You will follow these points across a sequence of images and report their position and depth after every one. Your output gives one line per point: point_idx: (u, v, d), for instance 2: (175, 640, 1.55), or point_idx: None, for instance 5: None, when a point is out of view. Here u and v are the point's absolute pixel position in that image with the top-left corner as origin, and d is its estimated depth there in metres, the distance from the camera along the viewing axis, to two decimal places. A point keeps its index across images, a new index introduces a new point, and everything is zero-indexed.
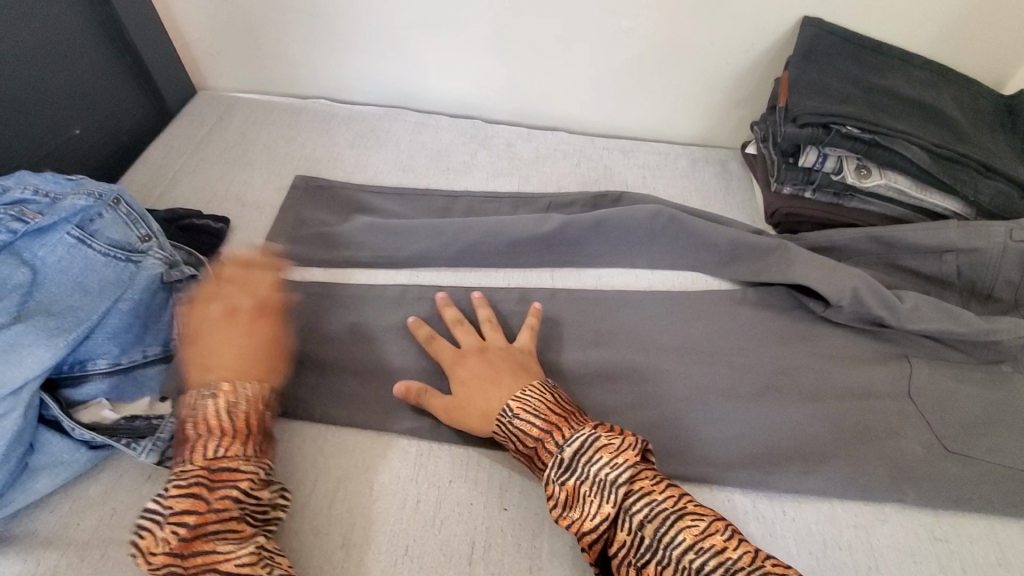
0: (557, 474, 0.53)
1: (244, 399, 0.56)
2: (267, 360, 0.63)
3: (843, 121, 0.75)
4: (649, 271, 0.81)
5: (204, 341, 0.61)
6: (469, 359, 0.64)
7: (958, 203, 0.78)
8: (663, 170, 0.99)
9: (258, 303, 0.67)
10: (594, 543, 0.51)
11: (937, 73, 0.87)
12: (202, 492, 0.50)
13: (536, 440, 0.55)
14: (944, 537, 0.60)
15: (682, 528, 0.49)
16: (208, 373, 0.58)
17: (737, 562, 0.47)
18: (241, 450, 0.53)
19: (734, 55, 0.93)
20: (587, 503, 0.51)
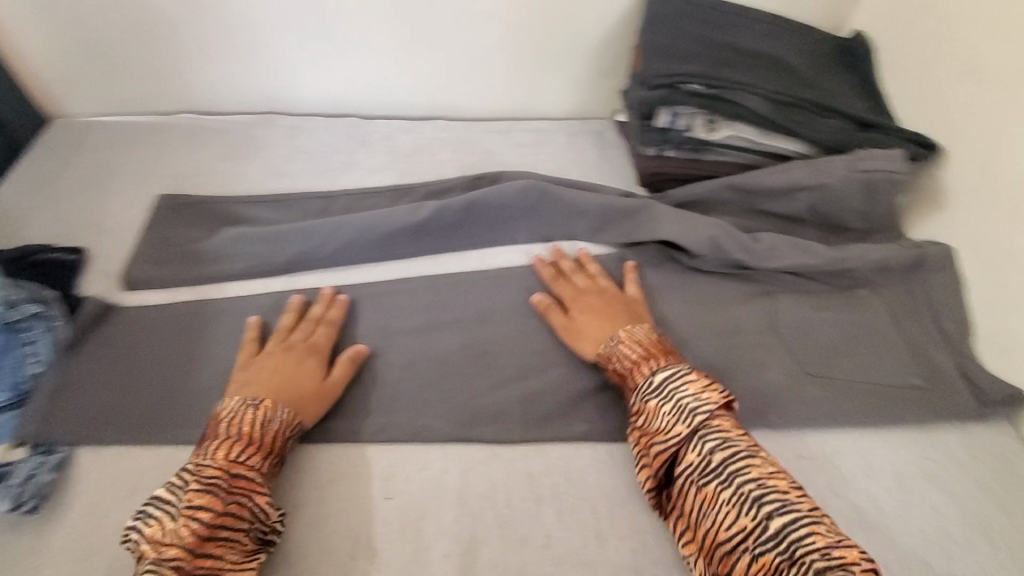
0: (647, 395, 0.60)
1: (275, 415, 0.58)
2: (308, 395, 0.61)
3: (685, 80, 0.80)
4: (529, 246, 0.82)
5: (264, 359, 0.64)
6: (588, 298, 0.72)
7: (802, 143, 0.82)
8: (542, 146, 1.01)
9: (318, 336, 0.68)
10: (663, 457, 0.57)
11: (777, 25, 0.91)
12: (218, 492, 0.51)
13: (632, 363, 0.63)
14: (807, 454, 0.64)
15: (750, 462, 0.53)
16: (249, 389, 0.60)
17: (797, 505, 0.50)
18: (260, 462, 0.55)
19: (591, 26, 0.96)
20: (665, 420, 0.58)
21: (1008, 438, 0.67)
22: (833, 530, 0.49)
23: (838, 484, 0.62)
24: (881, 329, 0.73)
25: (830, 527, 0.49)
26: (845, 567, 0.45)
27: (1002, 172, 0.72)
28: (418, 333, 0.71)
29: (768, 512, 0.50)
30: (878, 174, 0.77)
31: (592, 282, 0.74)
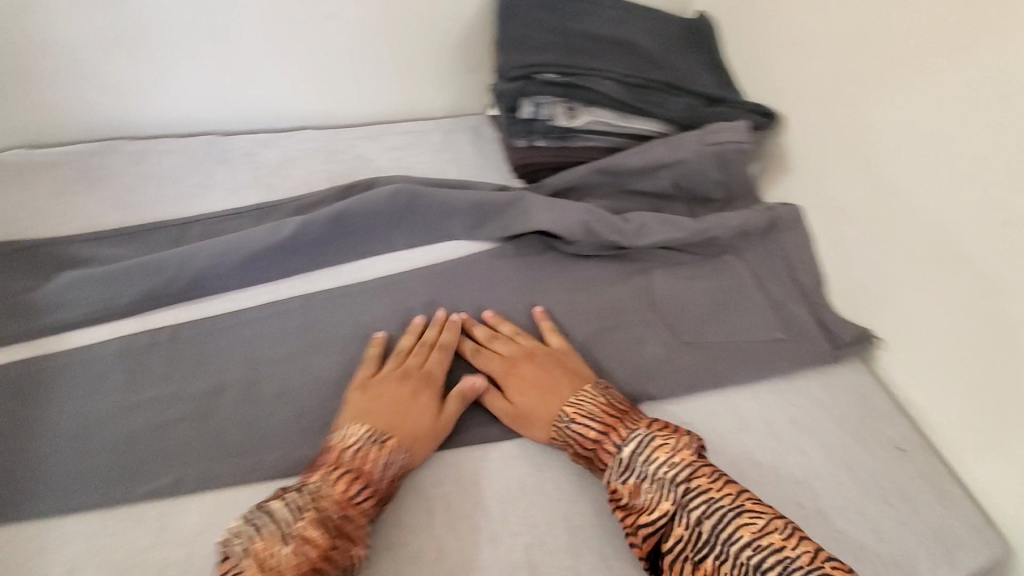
0: (616, 472, 0.57)
1: (395, 456, 0.57)
2: (427, 432, 0.60)
3: (541, 69, 0.82)
4: (407, 251, 0.80)
5: (373, 390, 0.62)
6: (523, 366, 0.66)
7: (658, 123, 0.86)
8: (418, 148, 0.99)
9: (432, 363, 0.66)
10: (649, 538, 0.54)
11: (628, 11, 0.95)
12: (331, 528, 0.51)
13: (593, 443, 0.59)
14: (689, 420, 0.67)
15: (739, 526, 0.51)
16: (368, 418, 0.60)
17: (797, 561, 0.49)
18: (371, 508, 0.54)
19: (448, 22, 0.95)
20: (647, 495, 0.55)
21: (860, 375, 0.73)
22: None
23: (718, 444, 0.66)
24: (746, 291, 0.78)
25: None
26: None
27: (828, 132, 0.78)
28: (293, 357, 0.68)
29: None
30: (728, 146, 0.82)
31: (519, 347, 0.69)
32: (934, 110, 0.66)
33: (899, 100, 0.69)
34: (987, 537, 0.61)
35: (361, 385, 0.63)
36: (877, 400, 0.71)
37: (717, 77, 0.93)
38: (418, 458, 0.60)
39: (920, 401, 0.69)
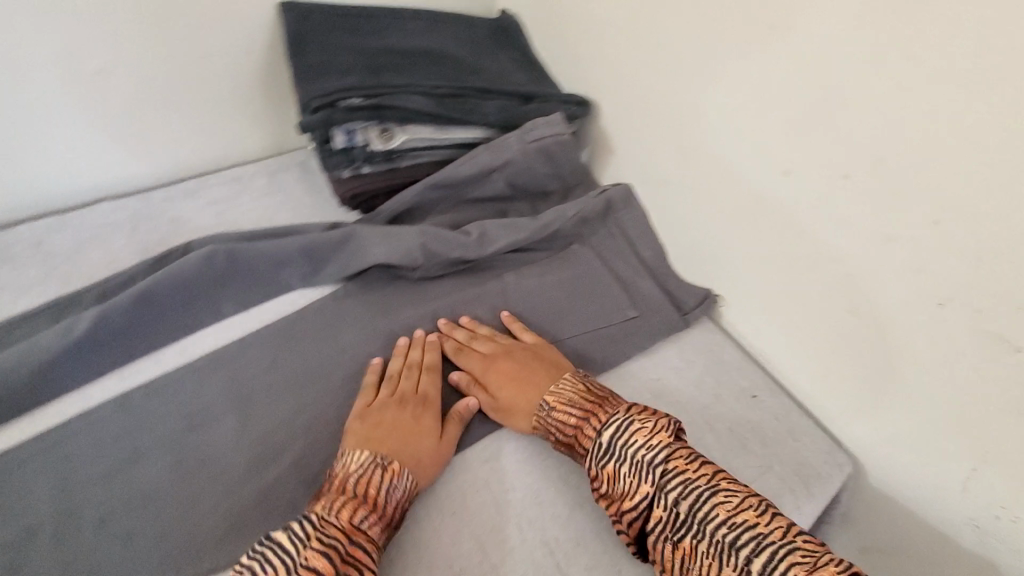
0: (600, 459, 0.57)
1: (402, 479, 0.56)
2: (430, 453, 0.61)
3: (343, 95, 0.77)
4: (240, 316, 0.75)
5: (374, 418, 0.62)
6: (506, 359, 0.68)
7: (479, 129, 0.85)
8: (241, 197, 0.91)
9: (425, 385, 0.67)
10: (636, 521, 0.54)
11: (432, 17, 0.92)
12: (336, 555, 0.48)
13: (579, 422, 0.61)
14: None
15: (716, 504, 0.50)
16: (370, 444, 0.59)
17: (771, 536, 0.47)
18: (377, 534, 0.52)
19: (241, 56, 0.88)
20: (625, 482, 0.55)
21: (711, 334, 0.77)
22: (814, 554, 0.46)
23: None
24: (596, 278, 0.79)
25: (808, 548, 0.47)
26: None
27: (635, 111, 0.80)
28: (113, 470, 0.61)
29: (749, 554, 0.47)
30: (548, 140, 0.83)
31: (497, 345, 0.70)
32: (708, 77, 0.68)
33: (681, 72, 0.71)
34: (837, 461, 0.66)
35: (359, 415, 0.63)
36: (728, 354, 0.75)
37: (530, 70, 0.94)
38: (428, 478, 0.60)
39: (762, 347, 0.74)
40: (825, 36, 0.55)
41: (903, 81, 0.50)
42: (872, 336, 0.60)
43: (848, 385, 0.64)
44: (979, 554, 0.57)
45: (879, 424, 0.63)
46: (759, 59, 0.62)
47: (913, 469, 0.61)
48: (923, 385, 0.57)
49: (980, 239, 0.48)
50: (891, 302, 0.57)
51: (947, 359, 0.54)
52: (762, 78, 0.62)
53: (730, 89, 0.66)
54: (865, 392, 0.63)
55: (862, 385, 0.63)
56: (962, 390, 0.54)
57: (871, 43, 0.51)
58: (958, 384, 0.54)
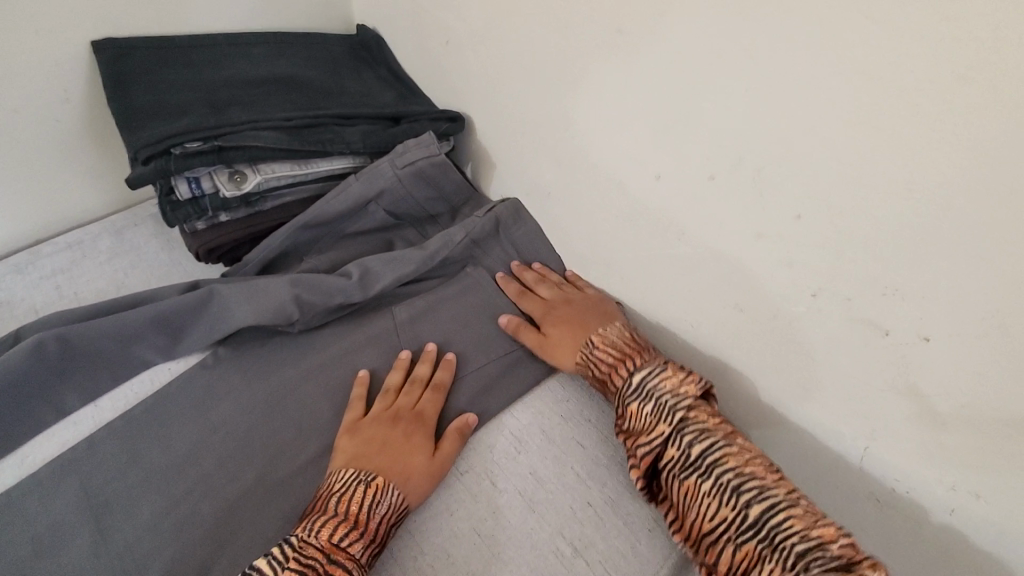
0: (627, 396, 0.61)
1: (386, 497, 0.55)
2: (420, 467, 0.59)
3: (179, 139, 0.67)
4: (91, 408, 0.65)
5: (371, 431, 0.61)
6: (557, 306, 0.72)
7: (345, 159, 0.79)
8: (84, 263, 0.79)
9: (425, 403, 0.65)
10: (647, 456, 0.58)
11: (279, 41, 0.85)
12: (316, 574, 0.48)
13: (610, 367, 0.64)
14: (467, 467, 0.63)
15: (727, 453, 0.55)
16: (359, 463, 0.58)
17: (774, 490, 0.52)
18: (358, 550, 0.51)
19: (54, 105, 0.75)
20: (646, 419, 0.59)
21: None
22: (810, 512, 0.50)
23: (501, 479, 0.62)
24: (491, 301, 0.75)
25: (809, 508, 0.51)
26: (819, 545, 0.48)
27: (509, 122, 0.77)
28: None
29: (748, 500, 0.52)
30: (421, 165, 0.77)
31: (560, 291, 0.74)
32: (573, 83, 0.65)
33: (546, 80, 0.68)
34: None
35: (353, 430, 0.62)
36: None
37: (397, 86, 0.88)
38: (419, 490, 0.58)
39: (664, 348, 0.73)
40: (673, 38, 0.53)
41: (749, 80, 0.49)
42: (759, 330, 0.59)
43: (747, 379, 0.64)
44: (884, 524, 0.59)
45: (781, 413, 0.63)
46: (615, 64, 0.60)
47: (816, 452, 0.62)
48: (811, 374, 0.57)
49: (840, 229, 0.48)
50: (771, 296, 0.56)
51: (828, 348, 0.54)
52: (622, 83, 0.60)
53: (594, 95, 0.64)
54: (762, 385, 0.63)
55: (759, 378, 0.63)
56: (844, 377, 0.54)
57: (714, 43, 0.50)
58: (841, 370, 0.54)
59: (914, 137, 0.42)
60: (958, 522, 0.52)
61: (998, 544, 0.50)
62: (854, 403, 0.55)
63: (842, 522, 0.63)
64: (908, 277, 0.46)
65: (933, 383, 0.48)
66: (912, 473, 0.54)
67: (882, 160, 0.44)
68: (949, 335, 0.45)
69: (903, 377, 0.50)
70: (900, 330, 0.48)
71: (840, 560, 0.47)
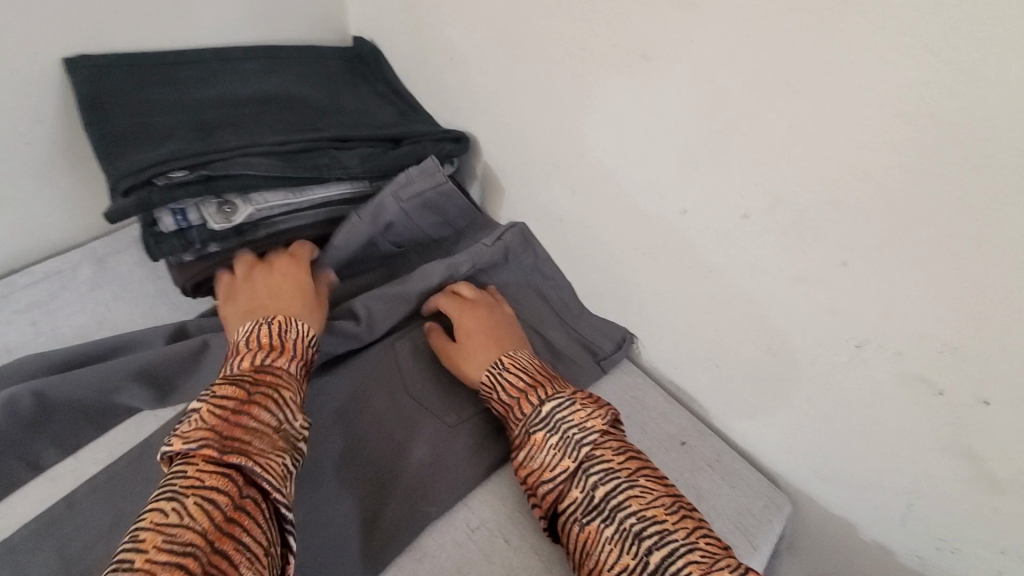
0: (534, 426, 0.55)
1: (296, 325, 0.56)
2: (302, 301, 0.63)
3: (160, 169, 0.62)
4: (69, 462, 0.59)
5: (251, 290, 0.64)
6: (474, 315, 0.66)
7: (342, 184, 0.73)
8: (63, 295, 0.73)
9: (282, 255, 0.69)
10: (550, 493, 0.52)
11: (270, 56, 0.80)
12: (245, 387, 0.47)
13: (519, 391, 0.58)
14: (480, 523, 0.57)
15: (630, 495, 0.49)
16: (252, 316, 0.60)
17: (674, 535, 0.46)
18: (284, 363, 0.52)
19: (27, 127, 0.69)
20: (550, 453, 0.53)
21: (633, 376, 0.71)
22: (712, 556, 0.45)
23: (517, 534, 0.57)
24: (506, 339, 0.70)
25: (708, 551, 0.46)
26: None
27: (518, 142, 0.72)
28: None
29: (649, 548, 0.46)
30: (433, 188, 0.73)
31: (480, 297, 0.69)
32: (589, 108, 0.61)
33: (558, 102, 0.64)
34: (777, 502, 0.61)
35: (235, 296, 0.64)
36: (653, 397, 0.69)
37: (396, 101, 0.83)
38: (315, 316, 0.62)
39: (684, 386, 0.69)
40: (703, 66, 0.49)
41: (789, 116, 0.45)
42: (791, 376, 0.56)
43: (776, 423, 0.60)
44: None
45: (812, 462, 0.59)
46: (636, 92, 0.55)
47: (852, 504, 0.58)
48: (849, 424, 0.53)
49: (890, 280, 0.44)
50: (807, 343, 0.52)
51: (870, 401, 0.50)
52: (644, 111, 0.56)
53: (611, 122, 0.59)
54: (793, 431, 0.59)
55: (789, 423, 0.59)
56: (887, 429, 0.50)
57: (750, 74, 0.46)
58: (884, 424, 0.50)
59: (981, 188, 0.37)
60: None
61: None
62: (897, 459, 0.51)
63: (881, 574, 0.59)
64: (970, 336, 0.42)
65: (992, 447, 0.44)
66: (959, 535, 0.50)
67: (942, 209, 0.40)
68: (1012, 398, 0.41)
69: (956, 438, 0.46)
70: (955, 391, 0.44)
71: None
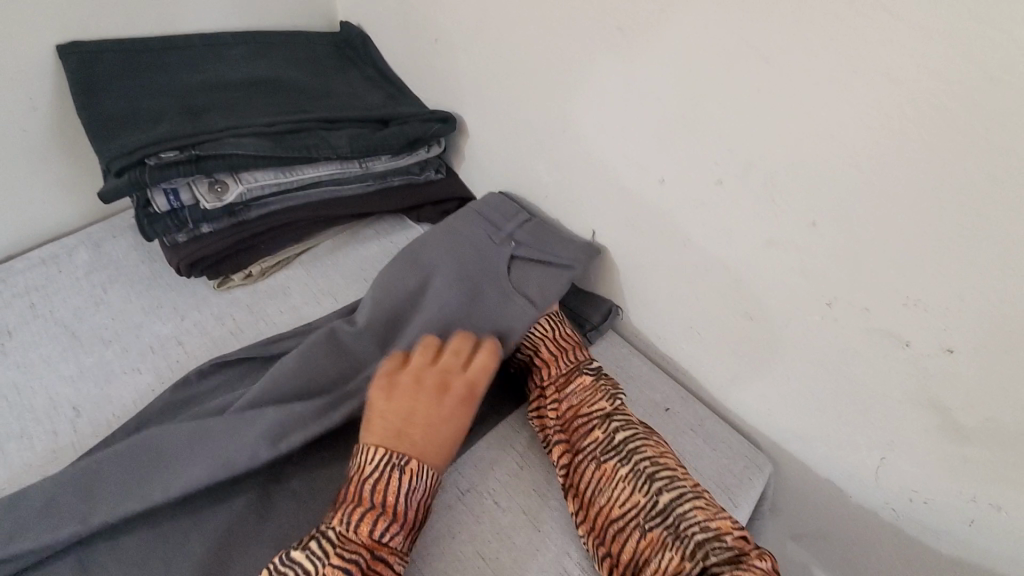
0: (584, 369, 0.61)
1: (422, 482, 0.50)
2: (449, 437, 0.54)
3: (151, 149, 0.63)
4: (69, 433, 0.61)
5: (398, 404, 0.53)
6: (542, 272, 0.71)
7: (331, 164, 0.74)
8: (60, 278, 0.75)
9: (451, 374, 0.57)
10: (579, 426, 0.57)
11: (258, 42, 0.81)
12: (357, 568, 0.45)
13: (571, 341, 0.64)
14: (468, 486, 0.59)
15: (648, 443, 0.55)
16: (391, 438, 0.51)
17: (683, 482, 0.52)
18: (401, 539, 0.48)
19: (19, 114, 0.71)
20: (585, 394, 0.59)
21: (619, 347, 0.72)
22: (712, 511, 0.50)
23: (504, 495, 0.58)
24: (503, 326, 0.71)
25: (710, 503, 0.51)
26: (722, 540, 0.48)
27: (503, 121, 0.74)
28: None
29: (660, 487, 0.51)
30: (520, 224, 0.72)
31: None
32: (570, 83, 0.62)
33: (541, 79, 0.65)
34: (759, 463, 0.63)
35: (382, 395, 0.54)
36: (639, 367, 0.70)
37: (384, 84, 0.84)
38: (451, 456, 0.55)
39: (669, 355, 0.71)
40: (678, 36, 0.50)
41: (757, 80, 0.47)
42: (769, 339, 0.57)
43: (757, 386, 0.62)
44: (902, 532, 0.57)
45: (791, 423, 0.61)
46: (614, 65, 0.57)
47: (831, 461, 0.59)
48: (824, 383, 0.55)
49: (855, 238, 0.46)
50: (783, 304, 0.54)
51: (843, 358, 0.52)
52: (622, 84, 0.57)
53: (592, 97, 0.61)
54: (773, 394, 0.61)
55: (769, 386, 0.61)
56: (859, 385, 0.52)
57: (721, 42, 0.47)
58: (857, 381, 0.52)
59: (938, 140, 0.39)
60: (980, 534, 0.50)
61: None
62: (872, 414, 0.53)
63: (860, 529, 0.61)
64: (933, 288, 0.43)
65: (956, 395, 0.46)
66: (931, 485, 0.52)
67: (901, 164, 0.41)
68: (973, 347, 0.43)
69: (924, 389, 0.48)
70: (921, 343, 0.46)
71: (734, 550, 0.47)
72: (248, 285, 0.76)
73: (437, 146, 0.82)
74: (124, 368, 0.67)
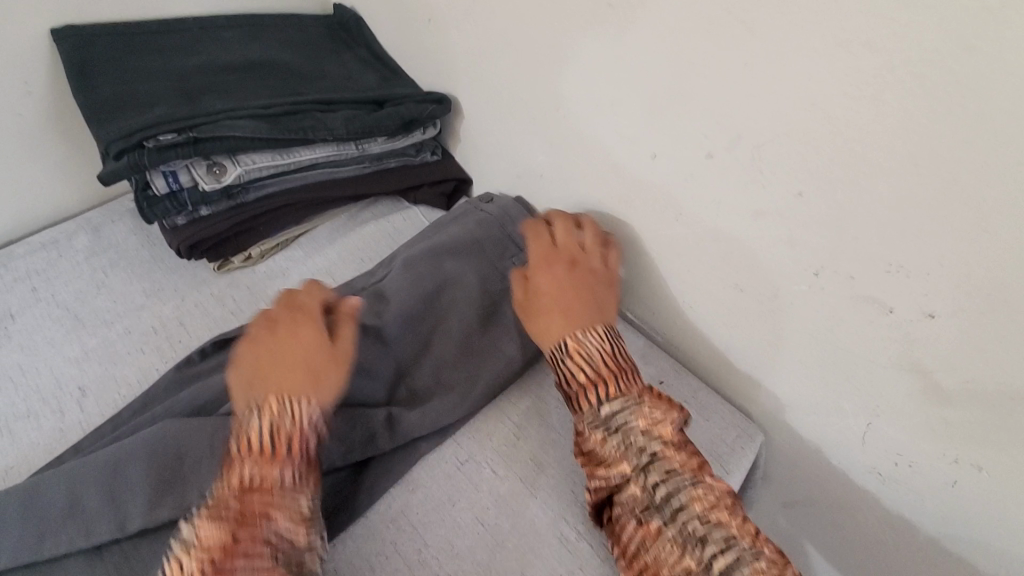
0: (595, 426, 0.54)
1: (288, 415, 0.50)
2: (304, 367, 0.54)
3: (150, 131, 0.64)
4: (78, 413, 0.63)
5: (260, 344, 0.56)
6: (551, 275, 0.64)
7: (328, 146, 0.75)
8: (61, 262, 0.76)
9: (304, 316, 0.59)
10: (601, 491, 0.52)
11: (250, 24, 0.81)
12: (230, 515, 0.44)
13: (580, 387, 0.57)
14: (468, 456, 0.60)
15: (693, 496, 0.49)
16: (255, 380, 0.53)
17: (720, 526, 0.47)
18: (276, 476, 0.47)
19: (16, 99, 0.71)
20: (608, 429, 0.54)
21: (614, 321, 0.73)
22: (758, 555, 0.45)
23: (504, 464, 0.60)
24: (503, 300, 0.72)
25: (755, 549, 0.46)
26: None
27: (497, 101, 0.74)
28: None
29: (695, 533, 0.47)
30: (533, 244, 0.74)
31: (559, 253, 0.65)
32: (562, 62, 0.63)
33: (534, 57, 0.66)
34: (750, 432, 0.65)
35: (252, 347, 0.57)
36: (634, 341, 0.72)
37: (378, 65, 0.84)
38: (312, 383, 0.53)
39: (663, 328, 0.72)
40: (667, 10, 0.51)
41: (745, 53, 0.47)
42: (758, 310, 0.59)
43: (749, 358, 0.64)
44: (887, 495, 0.59)
45: (782, 392, 0.62)
46: (606, 40, 0.57)
47: (819, 428, 0.61)
48: (813, 351, 0.56)
49: (840, 207, 0.47)
50: (775, 275, 0.55)
51: (829, 327, 0.54)
52: (612, 62, 0.58)
53: (584, 74, 0.61)
54: (764, 363, 0.62)
55: (760, 357, 0.62)
56: (845, 353, 0.54)
57: (709, 16, 0.48)
58: (842, 347, 0.54)
59: (917, 109, 0.40)
60: (961, 494, 0.52)
61: (1002, 514, 0.50)
62: (857, 380, 0.55)
63: (847, 494, 0.63)
64: (915, 255, 0.45)
65: (938, 358, 0.48)
66: (915, 448, 0.53)
67: (884, 131, 0.42)
68: (954, 310, 0.45)
69: (908, 354, 0.49)
70: (904, 308, 0.47)
71: None
72: (248, 267, 0.77)
73: (432, 128, 0.82)
74: (129, 349, 0.68)
